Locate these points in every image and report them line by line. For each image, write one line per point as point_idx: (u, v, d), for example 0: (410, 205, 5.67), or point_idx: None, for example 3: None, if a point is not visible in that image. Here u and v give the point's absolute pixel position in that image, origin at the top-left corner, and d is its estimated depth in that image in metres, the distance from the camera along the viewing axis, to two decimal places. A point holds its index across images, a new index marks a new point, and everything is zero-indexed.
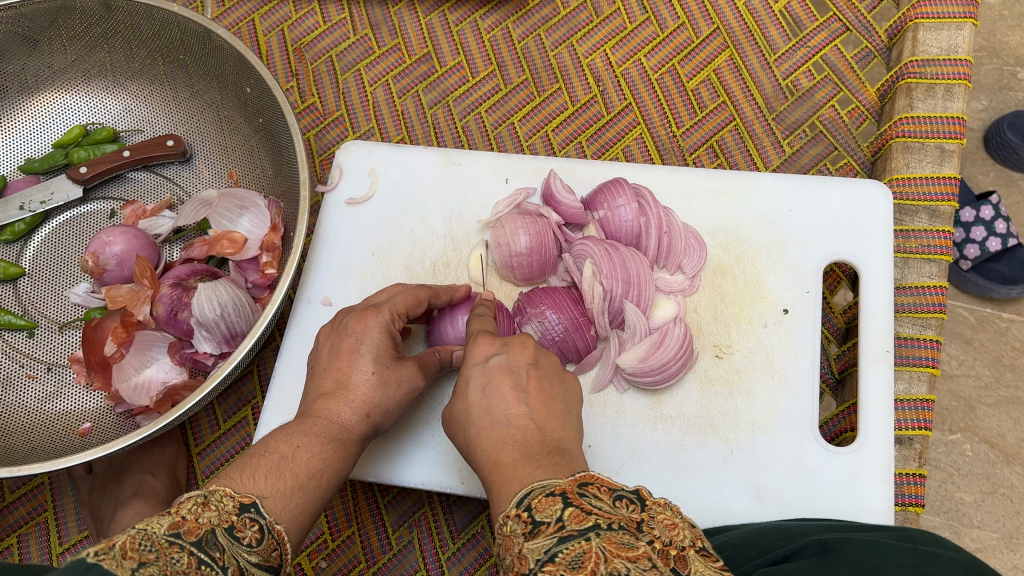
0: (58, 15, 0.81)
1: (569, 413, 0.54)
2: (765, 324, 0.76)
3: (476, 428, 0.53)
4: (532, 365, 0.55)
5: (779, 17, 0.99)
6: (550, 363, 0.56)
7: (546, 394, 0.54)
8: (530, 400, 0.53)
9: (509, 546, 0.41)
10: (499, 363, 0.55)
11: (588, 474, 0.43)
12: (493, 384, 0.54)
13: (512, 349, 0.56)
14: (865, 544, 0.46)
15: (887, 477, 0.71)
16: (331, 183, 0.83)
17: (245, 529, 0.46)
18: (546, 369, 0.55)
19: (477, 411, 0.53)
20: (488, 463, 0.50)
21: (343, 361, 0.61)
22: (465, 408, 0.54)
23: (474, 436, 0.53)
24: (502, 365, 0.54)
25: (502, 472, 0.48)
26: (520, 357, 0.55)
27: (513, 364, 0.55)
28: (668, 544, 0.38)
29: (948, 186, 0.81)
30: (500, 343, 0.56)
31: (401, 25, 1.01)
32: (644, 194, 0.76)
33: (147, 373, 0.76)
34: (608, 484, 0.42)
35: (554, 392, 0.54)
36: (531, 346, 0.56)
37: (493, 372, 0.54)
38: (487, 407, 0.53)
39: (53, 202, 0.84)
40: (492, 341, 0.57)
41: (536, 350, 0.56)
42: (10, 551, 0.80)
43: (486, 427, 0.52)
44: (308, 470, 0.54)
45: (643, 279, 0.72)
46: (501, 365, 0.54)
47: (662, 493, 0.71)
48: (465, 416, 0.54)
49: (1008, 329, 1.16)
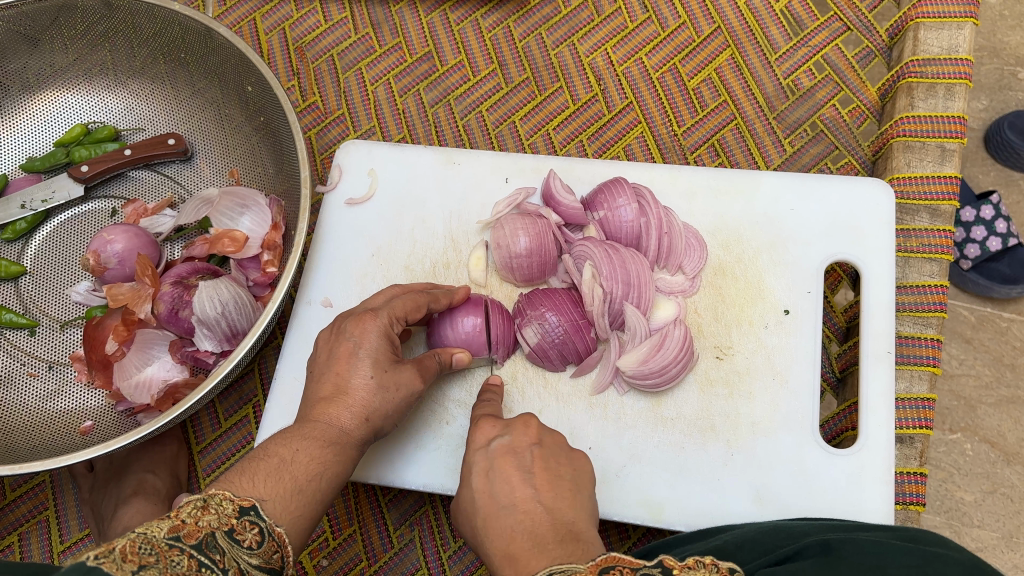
0: (60, 14, 0.82)
1: (578, 492, 0.53)
2: (766, 325, 0.76)
3: (482, 516, 0.52)
4: (535, 445, 0.56)
5: (779, 16, 0.99)
6: (555, 443, 0.57)
7: (552, 473, 0.54)
8: (536, 482, 0.52)
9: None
10: (502, 446, 0.55)
11: (609, 557, 0.43)
12: (497, 468, 0.54)
13: (515, 433, 0.57)
14: (867, 544, 0.46)
15: (887, 477, 0.71)
16: (332, 184, 0.83)
17: (245, 532, 0.46)
18: (552, 449, 0.56)
19: (482, 496, 0.53)
20: (498, 554, 0.49)
21: (342, 365, 0.61)
22: (470, 495, 0.54)
23: (480, 526, 0.52)
24: (505, 448, 0.55)
25: (516, 565, 0.47)
26: (523, 439, 0.56)
27: (515, 447, 0.55)
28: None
29: (948, 186, 0.81)
30: (503, 426, 0.58)
31: (403, 23, 1.01)
32: (644, 194, 0.76)
33: (148, 371, 0.76)
34: (630, 565, 0.42)
35: (561, 471, 0.55)
36: (534, 427, 0.57)
37: (495, 455, 0.55)
38: (492, 494, 0.52)
39: (55, 200, 0.84)
40: (494, 425, 0.58)
41: (540, 430, 0.57)
42: (11, 549, 0.80)
43: (492, 515, 0.51)
44: (307, 473, 0.54)
45: (643, 280, 0.72)
46: (504, 448, 0.55)
47: (662, 493, 0.71)
48: (470, 508, 0.54)
49: (1008, 329, 1.16)
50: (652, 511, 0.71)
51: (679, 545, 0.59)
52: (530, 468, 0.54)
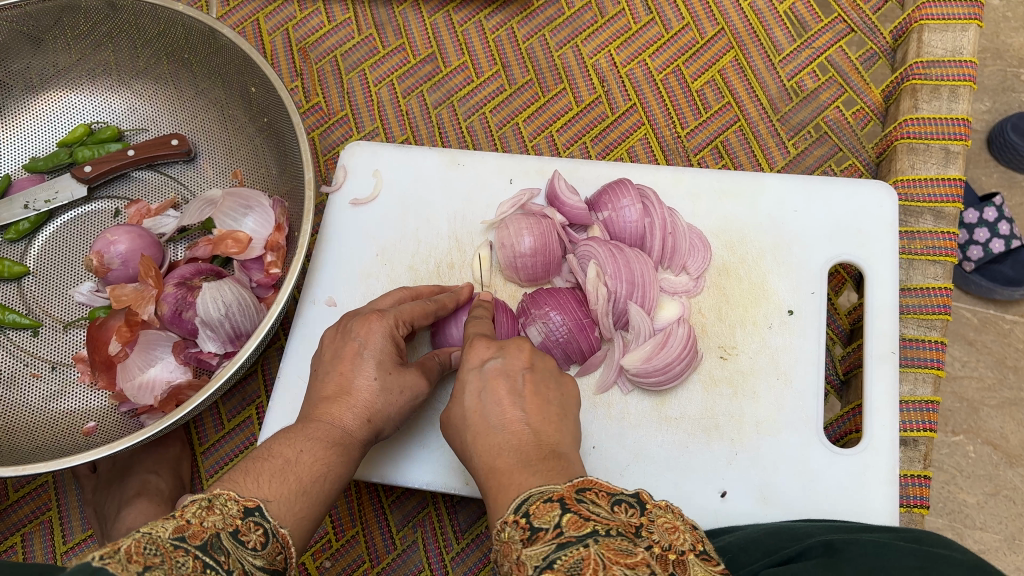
0: (63, 14, 0.82)
1: (565, 417, 0.54)
2: (770, 326, 0.76)
3: (472, 432, 0.54)
4: (527, 369, 0.56)
5: (783, 18, 0.99)
6: (546, 367, 0.57)
7: (542, 398, 0.55)
8: (525, 405, 0.53)
9: (507, 551, 0.42)
10: (495, 368, 0.55)
11: (586, 479, 0.44)
12: (489, 388, 0.54)
13: (508, 353, 0.56)
14: (870, 545, 0.46)
15: (891, 480, 0.71)
16: (337, 183, 0.83)
17: (249, 532, 0.46)
18: (542, 373, 0.56)
19: (474, 415, 0.54)
20: (484, 468, 0.51)
21: (346, 365, 0.61)
22: (461, 412, 0.55)
23: (469, 441, 0.54)
24: (498, 369, 0.55)
25: (498, 477, 0.49)
26: (516, 361, 0.56)
27: (509, 369, 0.55)
28: (666, 549, 0.39)
29: (952, 188, 0.81)
30: (496, 348, 0.57)
31: (406, 24, 1.02)
32: (649, 194, 0.76)
33: (152, 372, 0.76)
34: (606, 489, 0.43)
35: (550, 396, 0.55)
36: (527, 351, 0.57)
37: (489, 377, 0.55)
38: (483, 412, 0.54)
39: (58, 200, 0.84)
40: (488, 346, 0.58)
41: (532, 354, 0.57)
42: (14, 550, 0.80)
43: (482, 432, 0.53)
44: (312, 474, 0.54)
45: (648, 280, 0.72)
46: (497, 370, 0.55)
47: (666, 495, 0.71)
48: (460, 421, 0.55)
49: (1011, 330, 1.16)
50: None
51: None
52: (521, 391, 0.54)
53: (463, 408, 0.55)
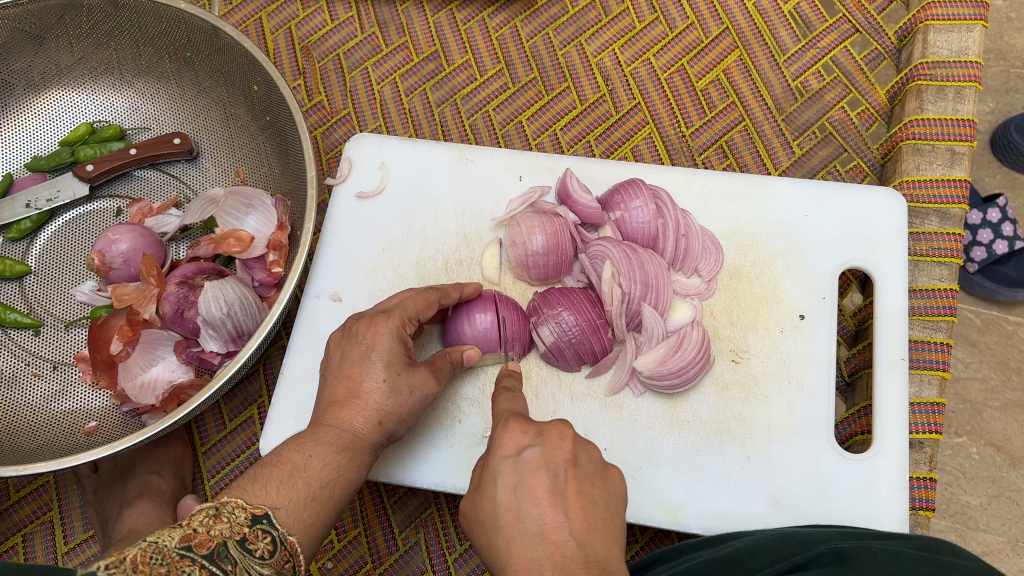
0: (65, 13, 0.81)
1: (613, 520, 0.48)
2: (781, 329, 0.76)
3: (504, 536, 0.48)
4: (571, 463, 0.50)
5: (788, 18, 0.99)
6: (590, 459, 0.50)
7: (586, 497, 0.49)
8: (568, 508, 0.47)
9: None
10: (533, 460, 0.49)
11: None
12: (526, 484, 0.48)
13: (548, 442, 0.50)
14: (883, 552, 0.45)
15: (901, 483, 0.71)
16: (342, 177, 0.83)
17: (257, 541, 0.46)
18: (587, 467, 0.50)
19: (507, 514, 0.48)
20: None
21: (355, 369, 0.60)
22: (492, 508, 0.49)
23: (501, 547, 0.48)
24: (535, 461, 0.49)
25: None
26: (558, 453, 0.50)
27: (549, 460, 0.49)
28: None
29: (958, 189, 0.81)
30: (535, 434, 0.51)
31: (409, 23, 1.01)
32: (662, 195, 0.76)
33: (153, 372, 0.75)
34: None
35: (596, 495, 0.49)
36: (570, 440, 0.50)
37: (526, 470, 0.49)
38: (518, 514, 0.47)
39: (60, 199, 0.83)
40: (524, 429, 0.51)
41: (574, 443, 0.50)
42: (16, 550, 0.79)
43: (516, 539, 0.47)
44: (321, 479, 0.54)
45: (662, 281, 0.72)
46: (535, 462, 0.49)
47: (676, 497, 0.71)
48: (491, 521, 0.49)
49: (1014, 332, 1.16)
50: (666, 515, 0.70)
51: (693, 553, 0.59)
52: (564, 492, 0.48)
53: (495, 506, 0.49)
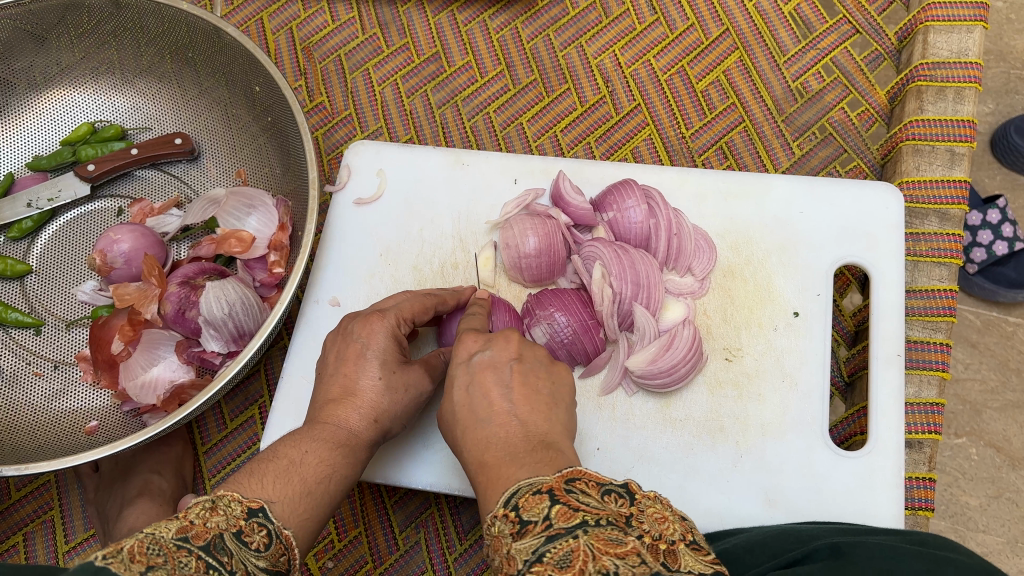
0: (67, 13, 0.81)
1: (556, 406, 0.54)
2: (776, 327, 0.76)
3: (462, 427, 0.53)
4: (515, 360, 0.55)
5: (788, 19, 0.99)
6: (534, 357, 0.56)
7: (531, 388, 0.54)
8: (513, 396, 0.53)
9: (497, 546, 0.41)
10: (483, 360, 0.55)
11: (575, 470, 0.43)
12: (477, 381, 0.54)
13: (496, 346, 0.56)
14: (878, 549, 0.45)
15: (897, 483, 0.71)
16: (341, 183, 0.83)
17: (253, 533, 0.46)
18: (531, 363, 0.55)
19: (463, 410, 0.54)
20: (474, 462, 0.50)
21: (351, 366, 0.61)
22: (451, 409, 0.55)
23: (460, 437, 0.53)
24: (485, 362, 0.55)
25: (488, 471, 0.48)
26: (504, 353, 0.55)
27: (497, 361, 0.55)
28: (656, 538, 0.38)
29: (958, 189, 0.81)
30: (485, 340, 0.57)
31: (410, 24, 1.01)
32: (654, 195, 0.76)
33: (154, 372, 0.75)
34: (595, 479, 0.43)
35: (540, 386, 0.54)
36: (515, 341, 0.56)
37: (477, 370, 0.55)
38: (471, 407, 0.53)
39: (61, 199, 0.84)
40: (476, 339, 0.57)
41: (520, 344, 0.57)
42: (16, 550, 0.80)
43: (470, 426, 0.53)
44: (317, 475, 0.54)
45: (653, 281, 0.72)
46: (486, 362, 0.55)
47: (671, 497, 0.71)
48: (451, 418, 0.55)
49: (1014, 333, 1.16)
50: None
51: None
52: (509, 383, 0.54)
53: (453, 405, 0.55)
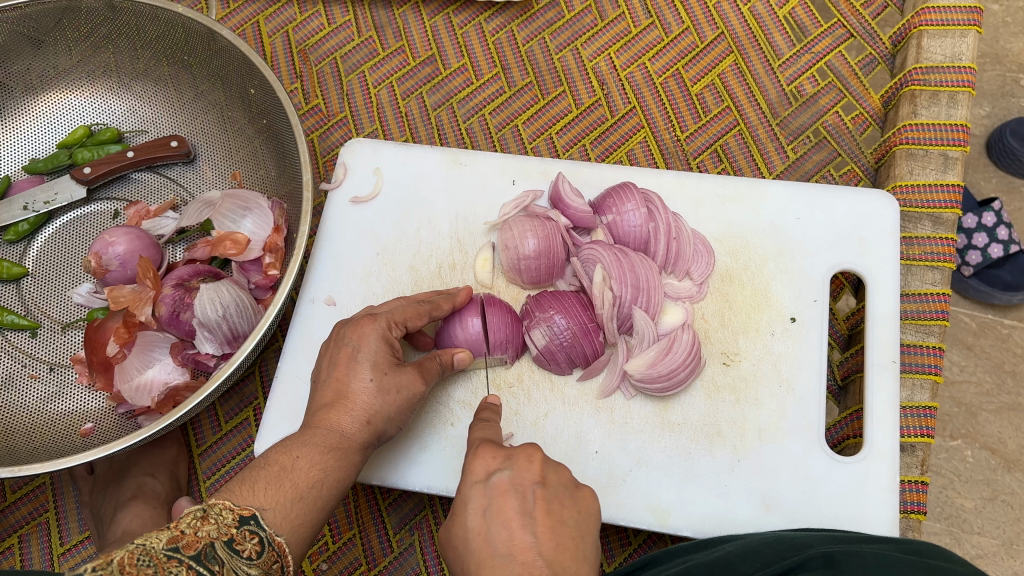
0: (63, 16, 0.82)
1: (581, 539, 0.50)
2: (772, 331, 0.76)
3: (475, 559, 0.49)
4: (538, 485, 0.52)
5: (783, 22, 0.99)
6: (559, 480, 0.53)
7: (554, 517, 0.50)
8: (537, 528, 0.49)
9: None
10: (502, 482, 0.51)
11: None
12: (495, 507, 0.50)
13: (517, 465, 0.52)
14: (871, 557, 0.46)
15: (891, 487, 0.71)
16: (337, 181, 0.83)
17: (245, 541, 0.47)
18: (555, 488, 0.52)
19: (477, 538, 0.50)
20: None
21: (341, 370, 0.61)
22: (463, 534, 0.51)
23: (472, 570, 0.49)
24: (506, 484, 0.51)
25: None
26: (526, 475, 0.52)
27: (518, 484, 0.51)
28: None
29: (952, 193, 0.81)
30: (504, 458, 0.53)
31: (406, 27, 1.02)
32: (652, 199, 0.76)
33: (150, 374, 0.76)
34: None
35: (565, 515, 0.51)
36: (537, 462, 0.53)
37: (495, 493, 0.51)
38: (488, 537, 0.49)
39: (57, 202, 0.84)
40: (494, 455, 0.54)
41: (543, 465, 0.53)
42: (11, 551, 0.80)
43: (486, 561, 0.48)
44: (308, 480, 0.54)
45: (652, 284, 0.72)
46: (505, 485, 0.51)
47: (666, 500, 0.71)
48: (462, 546, 0.50)
49: (1009, 335, 1.16)
50: (658, 517, 0.70)
51: (684, 557, 0.59)
52: (532, 513, 0.50)
53: (466, 530, 0.51)
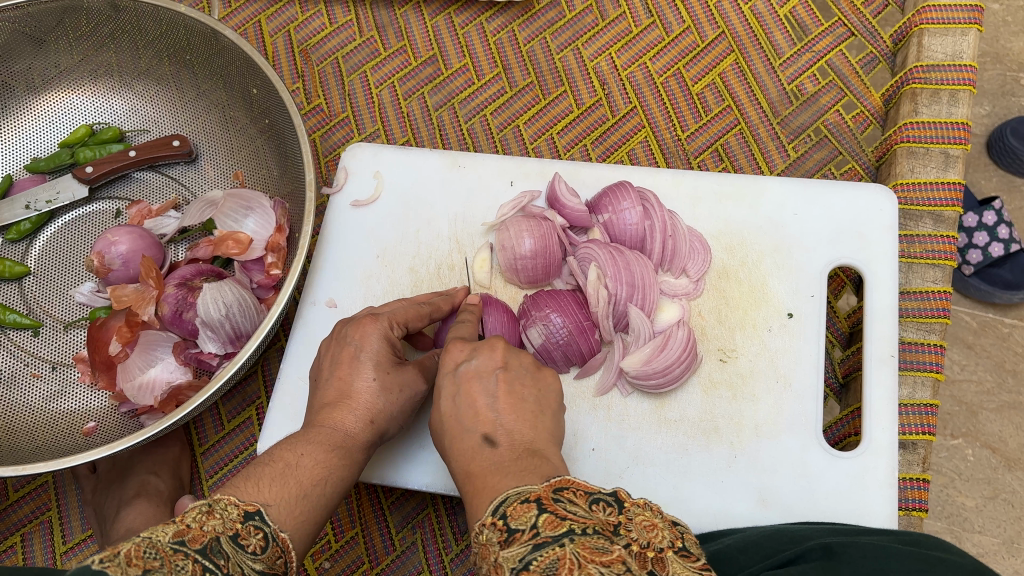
0: (65, 16, 0.82)
1: (542, 414, 0.54)
2: (770, 328, 0.76)
3: (449, 435, 0.54)
4: (501, 368, 0.55)
5: (784, 21, 1.00)
6: (520, 365, 0.56)
7: (516, 396, 0.54)
8: (499, 405, 0.53)
9: (485, 554, 0.41)
10: (469, 370, 0.55)
11: (563, 479, 0.44)
12: (464, 391, 0.55)
13: (482, 355, 0.56)
14: (870, 548, 0.46)
15: (891, 483, 0.71)
16: (337, 185, 0.83)
17: (249, 536, 0.46)
18: (517, 371, 0.56)
19: (449, 417, 0.55)
20: (461, 471, 0.51)
21: (344, 369, 0.61)
22: (439, 416, 0.56)
23: None
24: (471, 371, 0.55)
25: (474, 481, 0.49)
26: (489, 362, 0.56)
27: (482, 370, 0.55)
28: (644, 547, 0.39)
29: (952, 192, 0.81)
30: (471, 350, 0.57)
31: (407, 27, 1.02)
32: (648, 197, 0.76)
33: (152, 372, 0.75)
34: (584, 488, 0.43)
35: (526, 393, 0.55)
36: (501, 350, 0.56)
37: (463, 379, 0.55)
38: (459, 417, 0.54)
39: (59, 201, 0.84)
40: (462, 348, 0.58)
41: (506, 352, 0.57)
42: (14, 550, 0.80)
43: (457, 433, 0.53)
44: (312, 478, 0.54)
45: (648, 282, 0.72)
46: (472, 372, 0.55)
47: (666, 497, 0.71)
48: (440, 426, 0.56)
49: (1010, 334, 1.16)
50: None
51: None
52: (495, 393, 0.54)
53: None
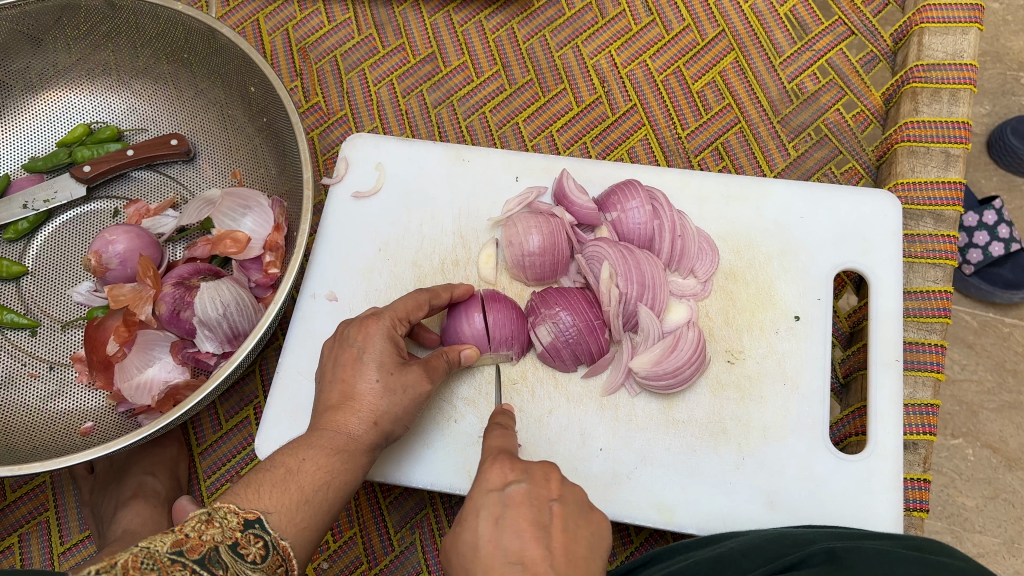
0: (63, 14, 0.82)
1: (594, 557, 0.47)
2: (777, 330, 0.76)
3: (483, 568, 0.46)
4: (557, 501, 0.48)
5: (784, 20, 0.99)
6: (578, 498, 0.49)
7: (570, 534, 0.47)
8: (550, 542, 0.46)
9: None
10: (520, 493, 0.48)
11: None
12: (509, 517, 0.47)
13: (535, 479, 0.49)
14: (874, 553, 0.45)
15: (896, 484, 0.71)
16: (338, 177, 0.83)
17: (249, 545, 0.47)
18: (574, 507, 0.49)
19: (487, 547, 0.46)
20: None
21: (348, 371, 0.61)
22: (473, 541, 0.47)
23: None
24: (523, 495, 0.48)
25: None
26: (545, 490, 0.49)
27: (535, 496, 0.48)
28: None
29: (952, 192, 0.81)
30: (522, 469, 0.50)
31: (406, 24, 1.01)
32: (658, 196, 0.76)
33: (149, 372, 0.75)
34: None
35: (580, 535, 0.47)
36: (556, 480, 0.50)
37: (511, 503, 0.48)
38: (498, 546, 0.46)
39: (57, 200, 0.83)
40: (510, 468, 0.51)
41: (561, 482, 0.50)
42: (12, 551, 0.80)
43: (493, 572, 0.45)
44: (314, 483, 0.55)
45: (658, 281, 0.72)
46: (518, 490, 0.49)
47: (672, 498, 0.71)
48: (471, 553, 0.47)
49: (1011, 333, 1.16)
50: (664, 515, 0.70)
51: (687, 554, 0.59)
52: (547, 526, 0.47)
53: None
